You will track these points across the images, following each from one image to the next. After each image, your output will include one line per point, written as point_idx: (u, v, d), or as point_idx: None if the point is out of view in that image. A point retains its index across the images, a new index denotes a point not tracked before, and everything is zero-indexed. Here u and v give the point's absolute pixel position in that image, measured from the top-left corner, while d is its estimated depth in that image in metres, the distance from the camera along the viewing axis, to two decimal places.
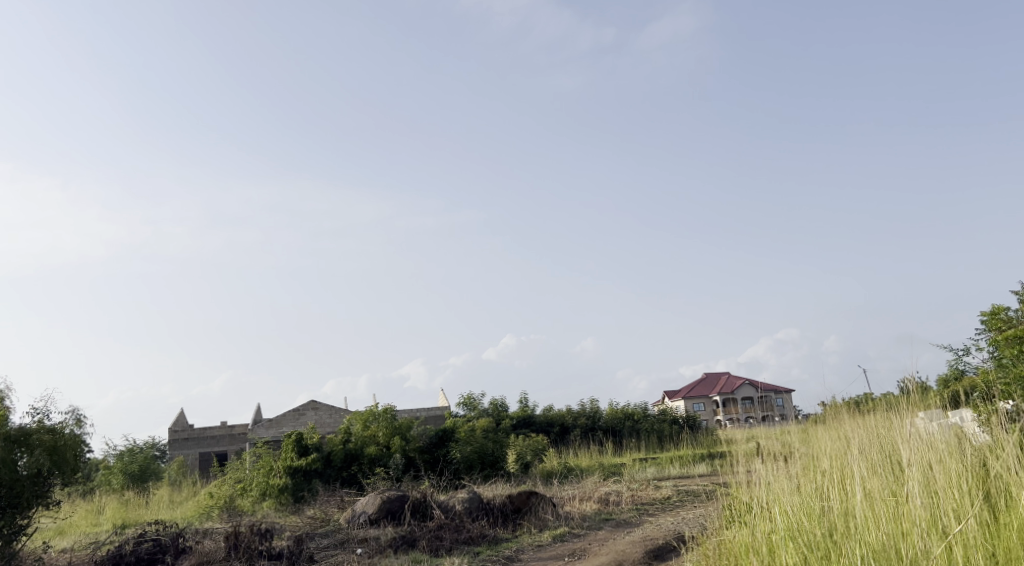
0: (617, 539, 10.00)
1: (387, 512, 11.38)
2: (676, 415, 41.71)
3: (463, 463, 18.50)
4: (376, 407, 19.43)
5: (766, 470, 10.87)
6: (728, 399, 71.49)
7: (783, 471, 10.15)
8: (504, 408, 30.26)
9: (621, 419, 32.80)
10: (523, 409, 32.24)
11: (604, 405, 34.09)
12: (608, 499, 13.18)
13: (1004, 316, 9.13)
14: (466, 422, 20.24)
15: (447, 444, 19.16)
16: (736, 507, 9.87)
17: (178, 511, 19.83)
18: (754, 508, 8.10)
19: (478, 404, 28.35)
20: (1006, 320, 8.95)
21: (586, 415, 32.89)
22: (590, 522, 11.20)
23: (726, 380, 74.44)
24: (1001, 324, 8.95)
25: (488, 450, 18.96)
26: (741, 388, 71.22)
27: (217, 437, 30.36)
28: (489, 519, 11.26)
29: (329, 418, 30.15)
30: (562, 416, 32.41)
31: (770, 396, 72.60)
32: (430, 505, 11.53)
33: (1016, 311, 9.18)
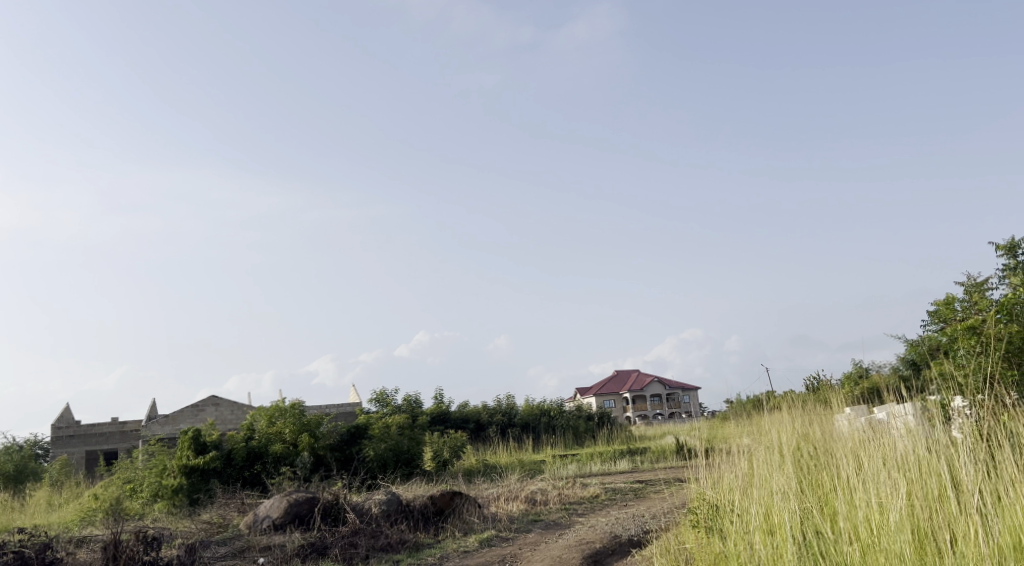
0: (549, 543, 9.23)
1: (294, 517, 10.25)
2: (590, 411, 41.60)
3: (377, 462, 17.39)
4: (282, 402, 18.05)
5: (706, 468, 10.32)
6: (637, 396, 72.42)
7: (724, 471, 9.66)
8: (417, 405, 29.18)
9: (537, 415, 32.26)
10: (437, 405, 31.25)
11: (521, 401, 33.44)
12: (535, 498, 12.42)
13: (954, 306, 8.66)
14: (380, 418, 19.08)
15: (360, 442, 17.99)
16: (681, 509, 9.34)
17: (56, 515, 17.91)
18: (720, 499, 7.60)
19: (391, 400, 27.18)
20: (956, 310, 8.50)
21: (502, 412, 32.18)
22: (518, 524, 10.43)
23: (636, 377, 75.39)
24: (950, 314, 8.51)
25: (403, 448, 17.90)
26: (651, 386, 72.35)
27: (106, 434, 28.04)
28: (409, 523, 10.31)
29: (231, 415, 28.33)
30: (478, 413, 31.58)
31: (679, 394, 73.94)
32: (343, 508, 10.49)
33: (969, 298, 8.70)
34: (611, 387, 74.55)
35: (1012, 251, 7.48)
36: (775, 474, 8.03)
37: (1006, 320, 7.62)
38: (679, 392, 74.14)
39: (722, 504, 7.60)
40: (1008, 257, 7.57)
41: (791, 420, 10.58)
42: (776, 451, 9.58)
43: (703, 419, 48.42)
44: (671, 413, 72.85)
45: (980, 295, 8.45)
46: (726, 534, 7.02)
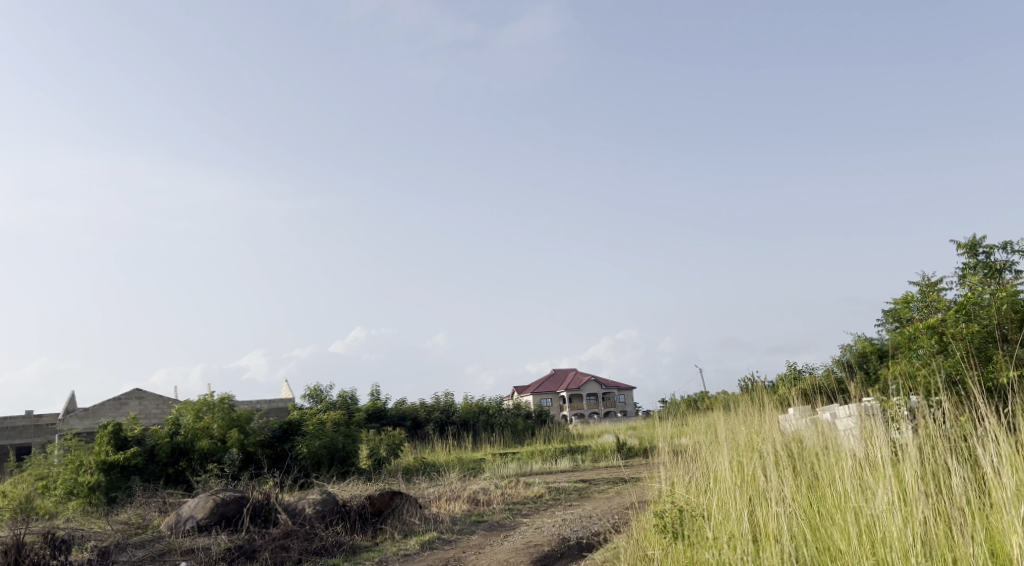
0: (494, 545, 8.80)
1: (220, 518, 9.55)
2: (528, 410, 41.37)
3: (310, 460, 16.64)
4: (210, 397, 17.12)
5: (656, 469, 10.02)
6: (574, 395, 72.69)
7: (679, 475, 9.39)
8: (353, 401, 28.37)
9: (476, 413, 31.75)
10: (373, 402, 30.47)
11: (460, 399, 32.89)
12: (477, 498, 11.97)
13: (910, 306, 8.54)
14: (314, 414, 18.29)
15: (292, 438, 17.21)
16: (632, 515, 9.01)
17: None
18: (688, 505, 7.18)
19: (325, 396, 26.32)
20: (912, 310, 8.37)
21: (440, 409, 31.58)
22: (461, 526, 9.97)
23: (573, 376, 75.66)
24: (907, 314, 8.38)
25: (338, 445, 17.20)
26: (587, 385, 72.74)
27: (19, 428, 26.40)
28: (345, 525, 9.74)
29: (156, 409, 27.01)
30: (415, 410, 30.90)
31: (615, 393, 74.50)
32: (275, 508, 9.85)
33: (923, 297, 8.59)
34: (548, 386, 74.62)
35: (975, 249, 7.32)
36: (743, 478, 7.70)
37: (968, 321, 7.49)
38: (615, 392, 74.78)
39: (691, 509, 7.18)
40: (970, 257, 7.42)
41: (744, 423, 10.42)
42: (731, 454, 9.34)
43: (641, 419, 48.72)
44: (607, 413, 73.39)
45: (934, 294, 8.33)
46: (688, 543, 6.80)
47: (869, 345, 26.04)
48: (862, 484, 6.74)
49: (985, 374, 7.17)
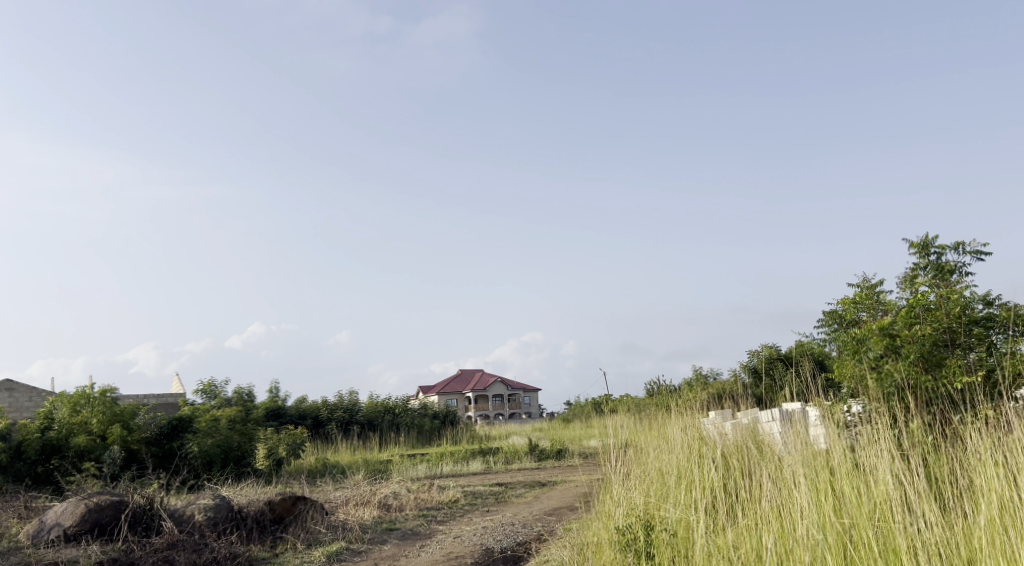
0: (410, 557, 7.99)
1: (93, 526, 8.33)
2: (435, 410, 40.46)
3: (201, 460, 15.27)
4: (90, 389, 15.49)
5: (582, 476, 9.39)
6: (480, 396, 72.10)
7: (610, 484, 8.85)
8: (250, 398, 26.75)
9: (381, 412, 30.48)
10: (272, 399, 28.88)
11: (366, 397, 31.65)
12: (388, 503, 11.09)
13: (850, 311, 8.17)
14: (207, 410, 16.87)
15: (182, 436, 15.78)
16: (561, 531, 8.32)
17: None
18: (644, 522, 6.43)
19: (220, 392, 24.65)
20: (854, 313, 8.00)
21: (343, 408, 30.20)
22: (372, 534, 9.11)
23: (480, 377, 75.07)
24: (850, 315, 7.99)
25: (233, 444, 15.87)
26: (494, 386, 72.42)
27: None
28: (240, 533, 8.70)
29: (28, 402, 24.65)
30: (317, 408, 29.49)
31: (520, 395, 74.42)
32: (158, 514, 8.71)
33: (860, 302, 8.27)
34: (454, 387, 73.68)
35: (926, 249, 7.00)
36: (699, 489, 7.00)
37: (918, 323, 7.12)
38: (520, 394, 74.72)
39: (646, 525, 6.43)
40: (920, 257, 7.08)
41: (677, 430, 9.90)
42: (668, 461, 8.73)
43: (547, 421, 48.62)
44: (512, 414, 73.17)
45: (876, 297, 8.01)
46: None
47: (775, 352, 26.55)
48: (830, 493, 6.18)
49: (937, 375, 6.80)
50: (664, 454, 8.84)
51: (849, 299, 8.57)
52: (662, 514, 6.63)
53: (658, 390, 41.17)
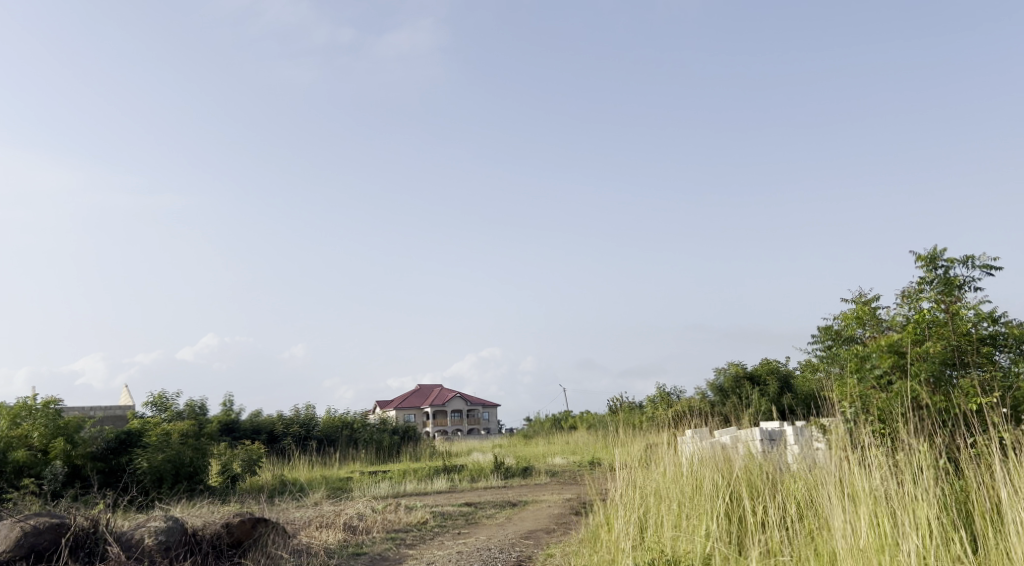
0: None
1: (29, 551, 7.54)
2: (393, 425, 39.53)
3: (151, 476, 14.40)
4: (32, 401, 14.50)
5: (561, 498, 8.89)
6: (438, 412, 71.09)
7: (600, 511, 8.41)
8: (202, 411, 25.65)
9: (338, 427, 29.51)
10: (225, 412, 27.77)
11: (323, 412, 30.69)
12: (353, 524, 10.44)
13: (850, 326, 7.87)
14: (158, 424, 15.95)
15: (131, 451, 14.88)
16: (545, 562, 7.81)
17: None
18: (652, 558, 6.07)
19: (171, 405, 23.56)
20: (854, 329, 7.69)
21: (300, 422, 29.13)
22: (338, 560, 8.48)
23: (438, 392, 74.04)
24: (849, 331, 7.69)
25: (186, 460, 15.00)
26: (453, 401, 71.58)
27: None
28: (196, 560, 8.01)
29: None
30: (272, 423, 28.46)
31: (479, 410, 73.66)
32: (103, 539, 7.96)
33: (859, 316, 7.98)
34: (412, 401, 72.51)
35: (933, 262, 6.73)
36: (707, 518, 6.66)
37: (926, 338, 6.84)
38: (479, 409, 73.93)
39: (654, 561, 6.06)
40: (927, 271, 6.81)
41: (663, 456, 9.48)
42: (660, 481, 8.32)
43: (507, 438, 47.98)
44: (471, 430, 72.31)
45: (875, 312, 7.73)
46: None
47: (741, 369, 26.44)
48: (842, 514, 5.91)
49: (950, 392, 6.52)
50: (656, 474, 8.44)
51: (845, 315, 8.29)
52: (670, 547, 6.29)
53: (619, 407, 40.89)
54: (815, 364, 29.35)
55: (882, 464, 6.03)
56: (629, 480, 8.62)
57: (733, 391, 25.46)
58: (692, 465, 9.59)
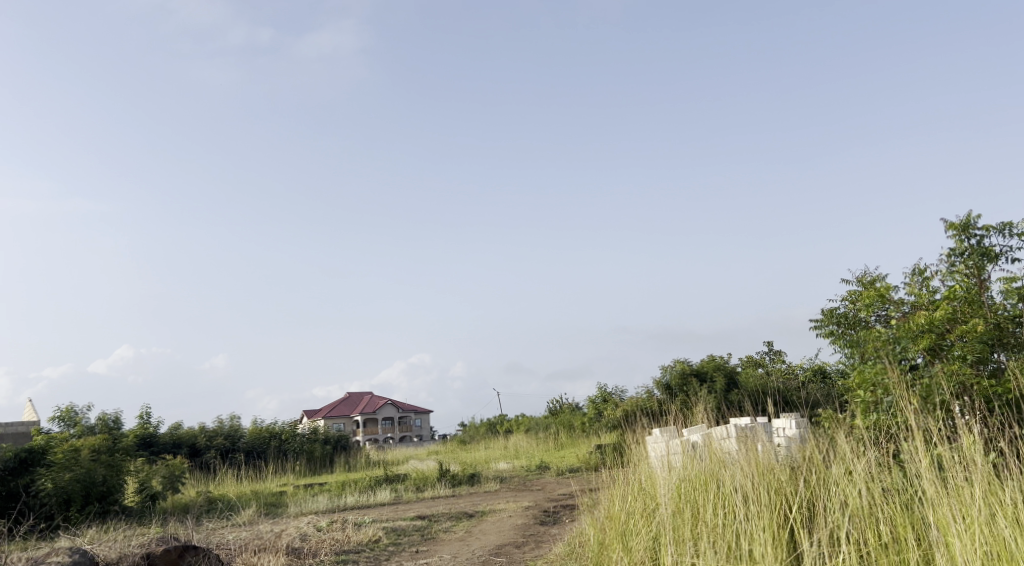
0: None
1: None
2: (324, 435, 37.76)
3: (57, 500, 12.70)
4: None
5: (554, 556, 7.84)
6: (369, 419, 69.12)
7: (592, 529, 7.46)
8: (116, 425, 23.56)
9: (266, 439, 27.66)
10: (142, 425, 25.69)
11: (250, 422, 28.81)
12: (297, 547, 9.18)
13: (866, 303, 7.06)
14: (64, 438, 14.17)
15: (32, 471, 13.13)
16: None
17: None
18: None
19: (81, 419, 21.48)
20: (872, 305, 6.89)
21: (224, 434, 27.10)
22: None
23: (368, 399, 71.96)
24: (868, 307, 6.88)
25: (98, 480, 13.34)
26: (384, 409, 69.82)
27: None
28: None
29: None
30: (194, 436, 26.49)
31: (410, 417, 72.01)
32: None
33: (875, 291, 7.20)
34: (341, 410, 70.20)
35: (966, 231, 6.01)
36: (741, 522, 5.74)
37: (960, 308, 6.06)
38: (411, 416, 72.36)
39: None
40: (959, 240, 6.09)
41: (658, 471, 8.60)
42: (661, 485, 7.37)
43: (442, 443, 46.72)
44: (403, 437, 70.54)
45: (893, 287, 6.97)
46: None
47: (687, 366, 25.97)
48: (901, 500, 5.04)
49: (995, 363, 5.72)
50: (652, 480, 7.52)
51: (855, 293, 7.51)
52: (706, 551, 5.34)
53: (559, 408, 40.13)
54: (757, 360, 29.22)
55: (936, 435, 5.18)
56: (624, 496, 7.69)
57: (681, 389, 25.02)
58: (677, 472, 8.65)
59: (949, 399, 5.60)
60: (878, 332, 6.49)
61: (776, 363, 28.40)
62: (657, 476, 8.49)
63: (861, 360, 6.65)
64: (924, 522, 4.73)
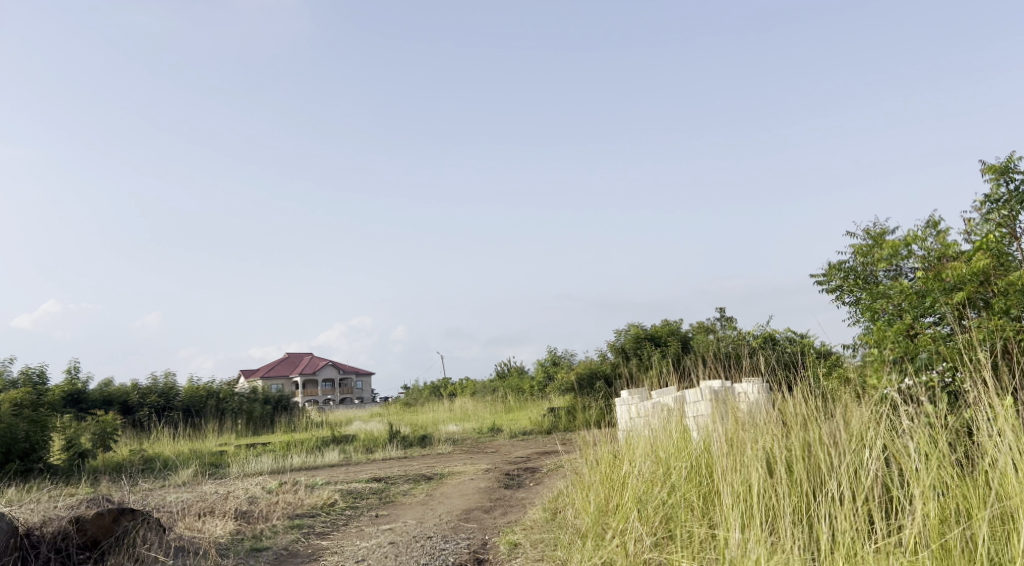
0: None
1: None
2: (264, 395, 36.52)
3: None
4: None
5: (536, 520, 7.28)
6: (308, 380, 67.70)
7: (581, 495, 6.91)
8: (40, 380, 22.03)
9: (203, 396, 26.42)
10: (68, 381, 24.14)
11: (187, 380, 27.48)
12: (246, 511, 8.36)
13: (886, 254, 6.59)
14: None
15: None
16: (520, 556, 6.25)
17: None
18: (734, 533, 4.57)
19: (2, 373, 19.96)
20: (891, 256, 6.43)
21: (157, 391, 25.73)
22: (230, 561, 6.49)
23: (308, 360, 70.42)
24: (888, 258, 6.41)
25: (20, 437, 12.19)
26: (325, 370, 68.45)
27: None
28: None
29: None
30: (126, 392, 25.07)
31: (351, 379, 70.89)
32: None
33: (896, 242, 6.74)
34: (280, 371, 68.52)
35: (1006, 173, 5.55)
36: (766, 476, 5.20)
37: (995, 257, 5.62)
38: (352, 378, 71.27)
39: (736, 533, 4.58)
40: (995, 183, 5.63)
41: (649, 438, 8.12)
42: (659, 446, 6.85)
43: (384, 406, 45.91)
44: (344, 399, 69.43)
45: (913, 237, 6.53)
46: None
47: (641, 329, 25.59)
48: (959, 460, 4.59)
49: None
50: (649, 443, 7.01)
51: (866, 244, 7.06)
52: (741, 513, 4.78)
53: (507, 371, 39.70)
54: (708, 326, 29.12)
55: (989, 387, 4.73)
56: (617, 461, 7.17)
57: (635, 353, 24.70)
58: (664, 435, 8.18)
59: (997, 350, 5.13)
60: (906, 285, 6.02)
61: (726, 330, 28.39)
62: (644, 443, 8.01)
63: (884, 313, 6.18)
64: (994, 484, 4.29)
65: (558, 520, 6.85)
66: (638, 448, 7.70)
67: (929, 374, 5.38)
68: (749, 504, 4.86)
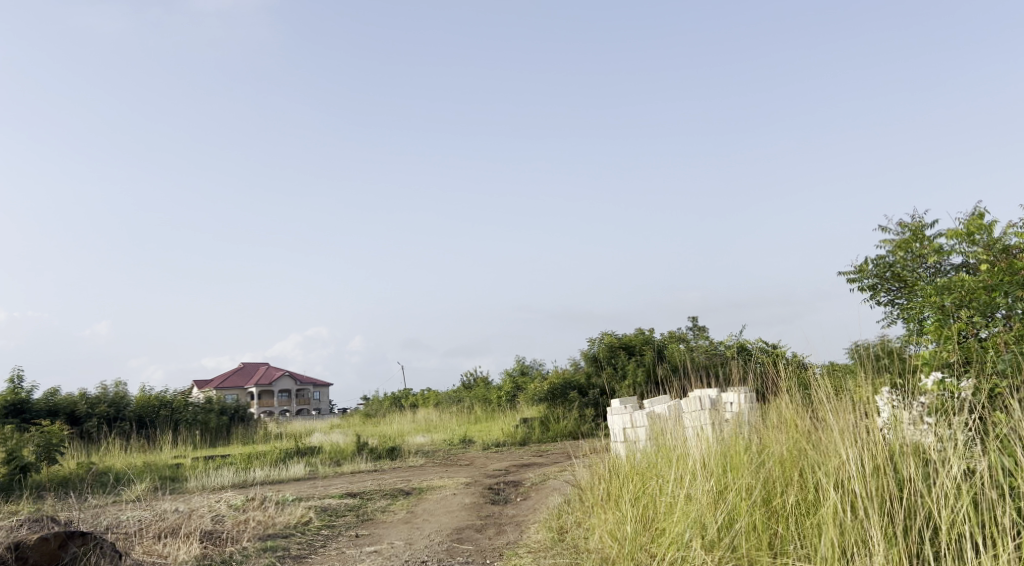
0: None
1: None
2: (220, 406, 35.05)
3: None
4: None
5: (542, 545, 6.54)
6: (264, 391, 65.80)
7: (598, 517, 6.20)
8: None
9: (156, 406, 25.05)
10: (10, 391, 22.64)
11: (139, 389, 26.09)
12: (212, 532, 7.48)
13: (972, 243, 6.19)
14: None
15: None
16: None
17: None
18: None
19: None
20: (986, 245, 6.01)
21: (106, 401, 24.30)
22: None
23: (264, 370, 68.50)
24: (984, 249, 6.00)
25: None
26: (281, 380, 66.63)
27: None
28: None
29: None
30: (73, 402, 23.64)
31: (308, 390, 69.14)
32: None
33: (978, 236, 6.33)
34: (234, 381, 66.48)
35: None
36: (842, 497, 4.54)
37: None
38: (309, 389, 69.57)
39: None
40: None
41: (660, 451, 7.47)
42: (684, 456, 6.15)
43: (344, 417, 44.62)
44: (301, 410, 67.64)
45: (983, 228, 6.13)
46: None
47: (614, 337, 24.96)
48: None
49: None
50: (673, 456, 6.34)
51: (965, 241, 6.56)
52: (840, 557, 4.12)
53: (473, 382, 38.80)
54: (680, 336, 28.69)
55: None
56: (635, 479, 6.49)
57: (610, 361, 24.06)
58: (674, 447, 7.53)
59: None
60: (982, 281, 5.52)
61: (698, 339, 28.04)
62: (654, 456, 7.37)
63: (942, 308, 5.61)
64: None
65: (569, 545, 6.12)
66: (650, 465, 7.03)
67: (1010, 379, 4.85)
68: (845, 543, 4.25)
